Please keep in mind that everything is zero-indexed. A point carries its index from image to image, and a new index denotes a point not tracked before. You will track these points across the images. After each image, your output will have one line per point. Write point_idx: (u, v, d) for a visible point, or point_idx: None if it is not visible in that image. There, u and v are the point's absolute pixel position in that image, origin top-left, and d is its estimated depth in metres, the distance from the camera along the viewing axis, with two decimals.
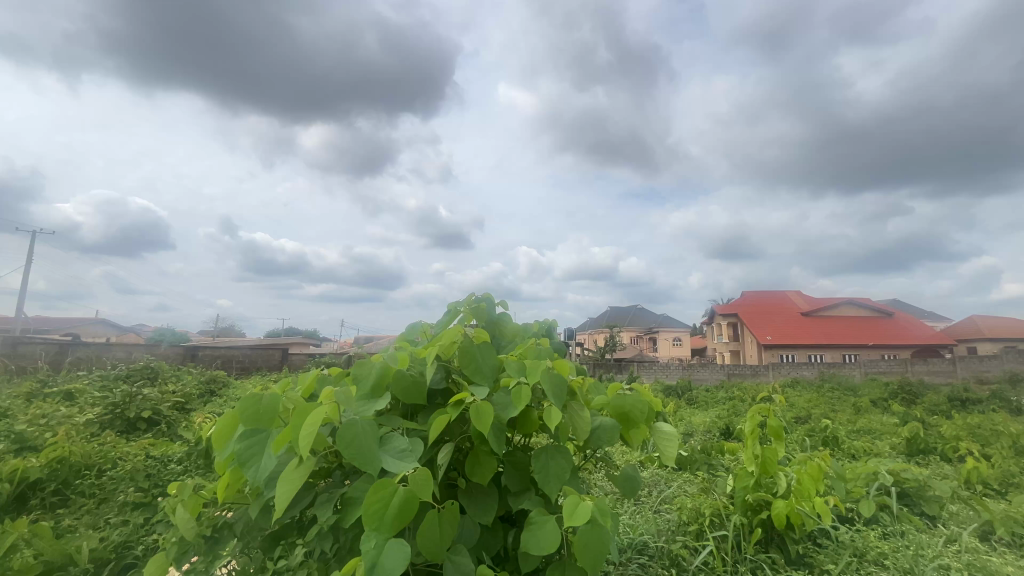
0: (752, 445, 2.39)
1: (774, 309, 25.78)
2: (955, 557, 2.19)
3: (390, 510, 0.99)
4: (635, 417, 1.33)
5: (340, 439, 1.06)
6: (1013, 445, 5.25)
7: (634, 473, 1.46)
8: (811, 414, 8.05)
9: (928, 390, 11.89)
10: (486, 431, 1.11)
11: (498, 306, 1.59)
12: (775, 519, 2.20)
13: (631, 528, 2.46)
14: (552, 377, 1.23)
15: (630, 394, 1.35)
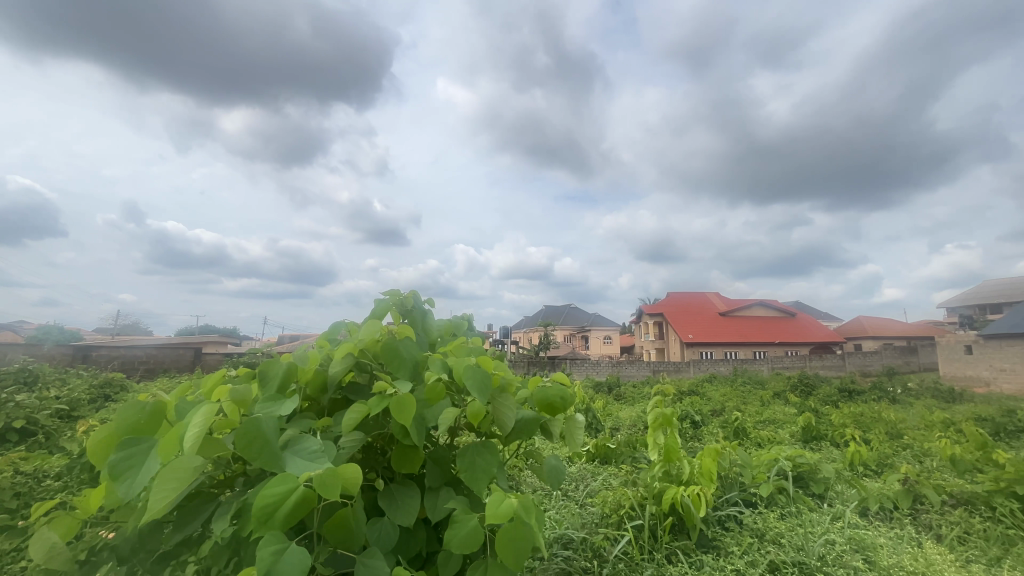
0: (657, 435, 2.66)
1: (694, 309, 27.57)
2: (838, 532, 2.43)
3: (285, 508, 0.93)
4: (559, 406, 1.36)
5: (242, 440, 0.98)
6: (887, 431, 6.00)
7: (558, 465, 1.49)
8: (725, 407, 8.72)
9: (822, 383, 13.30)
10: (408, 424, 1.07)
11: (423, 302, 1.55)
12: (667, 505, 2.36)
13: (557, 522, 2.49)
14: (477, 372, 1.21)
15: (554, 385, 1.38)
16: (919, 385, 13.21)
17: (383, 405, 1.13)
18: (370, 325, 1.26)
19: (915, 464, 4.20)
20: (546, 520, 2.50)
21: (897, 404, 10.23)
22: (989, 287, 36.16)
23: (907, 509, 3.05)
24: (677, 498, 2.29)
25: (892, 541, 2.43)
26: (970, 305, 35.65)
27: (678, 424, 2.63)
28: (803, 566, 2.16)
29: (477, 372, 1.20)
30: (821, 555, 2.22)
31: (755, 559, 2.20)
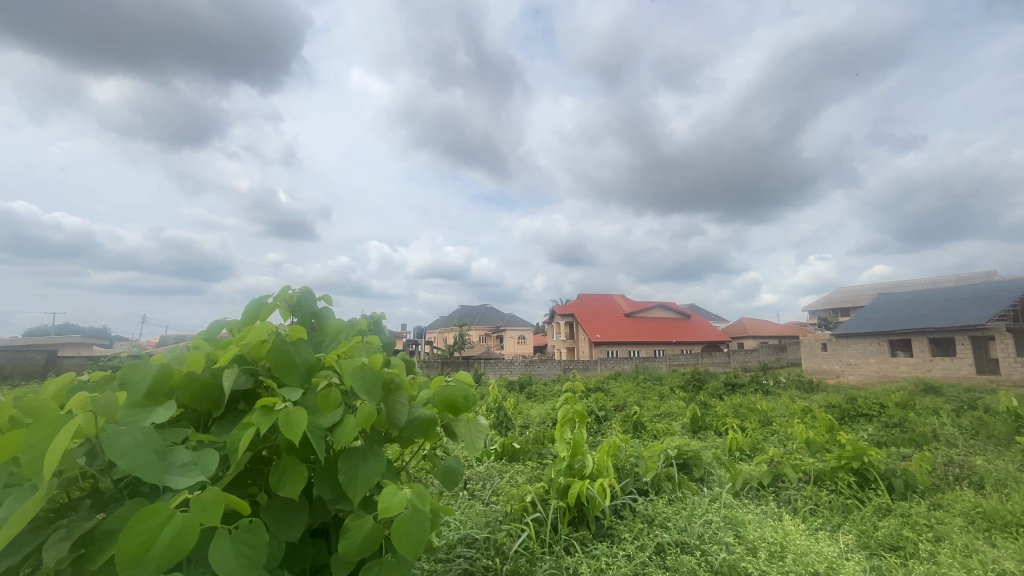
0: (564, 430, 2.78)
1: (602, 311, 29.14)
2: (716, 512, 2.70)
3: (159, 543, 0.82)
4: (461, 406, 1.34)
5: (103, 460, 0.86)
6: (759, 419, 6.79)
7: (457, 464, 1.47)
8: (627, 402, 9.29)
9: (709, 378, 14.74)
10: (295, 437, 1.00)
11: (318, 300, 1.45)
12: (570, 497, 2.46)
13: (461, 523, 2.49)
14: (372, 375, 1.16)
15: (454, 385, 1.37)
16: (787, 378, 15.14)
17: (269, 415, 1.04)
18: (255, 326, 1.15)
19: (780, 448, 4.81)
20: (450, 522, 2.48)
21: (769, 395, 11.64)
22: (840, 295, 42.38)
23: (772, 488, 3.47)
24: (580, 492, 2.40)
25: (758, 517, 2.73)
26: (827, 308, 41.58)
27: (587, 420, 2.73)
28: (685, 545, 2.37)
29: (370, 374, 1.16)
30: (701, 534, 2.45)
31: (645, 544, 2.36)
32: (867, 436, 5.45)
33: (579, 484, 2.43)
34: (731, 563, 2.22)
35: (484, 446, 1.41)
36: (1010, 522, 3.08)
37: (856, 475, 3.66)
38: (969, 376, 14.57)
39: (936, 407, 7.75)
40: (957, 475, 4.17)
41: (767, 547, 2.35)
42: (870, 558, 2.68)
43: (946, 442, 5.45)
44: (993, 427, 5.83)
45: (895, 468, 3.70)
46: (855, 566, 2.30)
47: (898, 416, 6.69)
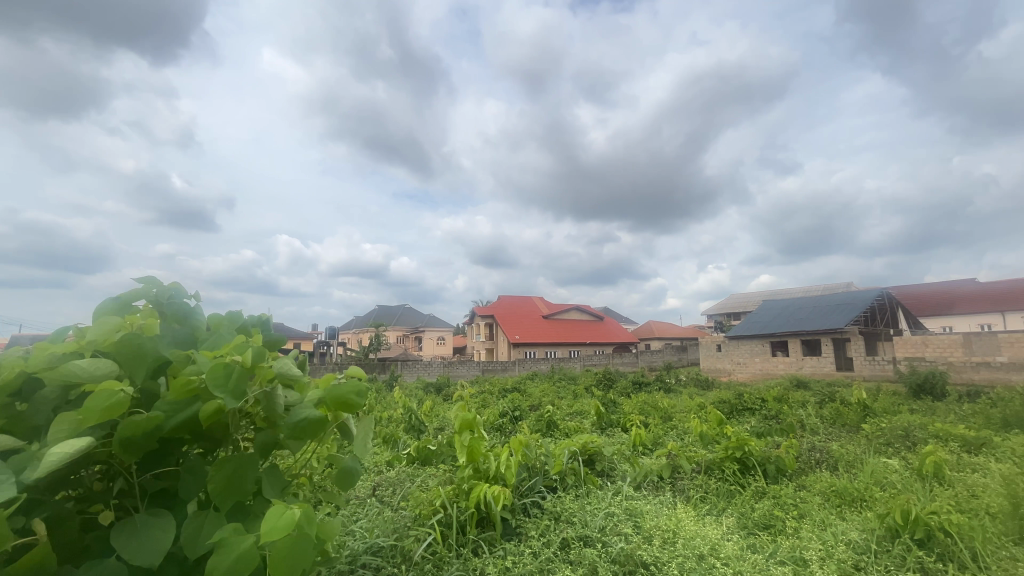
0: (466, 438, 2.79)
1: (521, 313, 29.67)
2: (618, 505, 2.86)
3: None
4: (353, 404, 1.20)
5: None
6: (661, 415, 7.32)
7: (352, 467, 1.37)
8: (541, 402, 9.55)
9: (619, 377, 15.61)
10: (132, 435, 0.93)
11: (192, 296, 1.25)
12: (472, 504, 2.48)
13: (367, 529, 2.38)
14: (233, 371, 1.00)
15: (345, 382, 1.23)
16: (686, 376, 16.49)
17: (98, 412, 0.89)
18: (101, 321, 1.00)
19: (678, 441, 5.21)
20: (355, 530, 2.36)
21: (670, 393, 12.59)
22: (732, 300, 47.00)
23: (669, 479, 3.75)
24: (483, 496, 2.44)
25: (655, 507, 2.93)
26: (721, 312, 45.95)
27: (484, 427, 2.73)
28: (587, 539, 2.48)
29: (236, 368, 1.00)
30: (602, 527, 2.58)
31: (551, 540, 2.45)
32: (750, 427, 6.09)
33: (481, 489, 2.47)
34: (628, 552, 2.36)
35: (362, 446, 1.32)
36: (856, 497, 3.61)
37: (739, 462, 4.06)
38: (831, 373, 16.87)
39: (805, 400, 8.87)
40: (818, 459, 4.81)
41: (660, 534, 2.53)
42: (747, 537, 2.99)
43: (811, 430, 6.24)
44: (846, 417, 6.80)
45: (769, 454, 4.18)
46: (733, 545, 2.55)
47: (774, 408, 7.57)
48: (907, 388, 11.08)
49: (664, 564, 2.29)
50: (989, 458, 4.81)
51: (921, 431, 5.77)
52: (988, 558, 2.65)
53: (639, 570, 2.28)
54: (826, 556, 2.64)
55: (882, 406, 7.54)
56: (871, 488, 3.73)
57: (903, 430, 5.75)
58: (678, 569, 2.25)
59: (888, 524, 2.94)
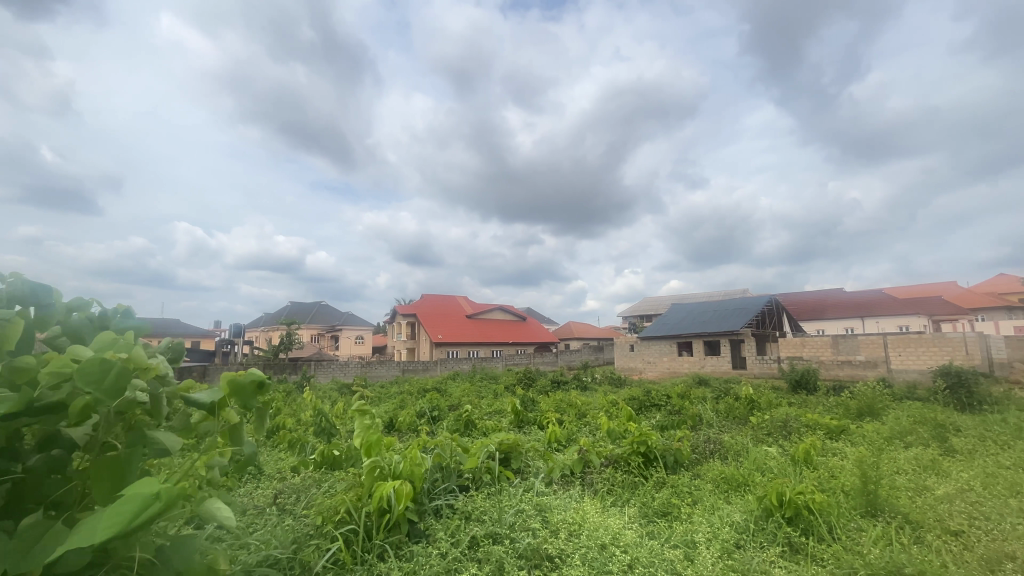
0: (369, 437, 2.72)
1: (444, 312, 29.32)
2: (528, 501, 2.93)
3: None
4: (253, 393, 1.13)
5: None
6: (575, 413, 7.60)
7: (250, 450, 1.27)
8: (461, 401, 9.50)
9: (539, 376, 15.96)
10: None
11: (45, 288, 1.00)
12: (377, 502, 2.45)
13: (264, 538, 2.23)
14: (113, 367, 0.85)
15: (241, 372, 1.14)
16: (601, 375, 17.26)
17: None
18: None
19: (589, 437, 5.45)
20: (253, 540, 2.20)
21: (586, 391, 13.12)
22: (645, 303, 50.04)
23: (579, 474, 3.91)
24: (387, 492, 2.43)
25: (563, 501, 3.04)
26: (635, 314, 48.77)
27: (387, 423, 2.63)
28: (496, 536, 2.52)
29: (117, 365, 0.85)
30: (511, 523, 2.63)
31: (460, 539, 2.46)
32: (655, 422, 6.52)
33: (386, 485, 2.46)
34: (535, 547, 2.44)
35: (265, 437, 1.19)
36: (741, 482, 4.01)
37: (643, 455, 4.33)
38: (727, 371, 18.56)
39: (704, 396, 9.68)
40: (712, 450, 5.27)
41: (566, 527, 2.64)
42: (647, 524, 3.20)
43: (707, 423, 6.83)
44: (737, 410, 7.52)
45: (670, 446, 4.50)
46: (633, 533, 2.72)
47: (676, 404, 8.18)
48: (788, 383, 12.49)
49: (568, 556, 2.40)
50: (847, 444, 5.57)
51: (796, 422, 6.54)
52: (840, 530, 3.07)
53: (544, 563, 2.37)
54: (712, 537, 2.90)
55: (766, 400, 8.44)
56: (753, 474, 4.17)
57: (782, 421, 6.47)
58: (582, 559, 2.38)
59: (765, 505, 3.30)
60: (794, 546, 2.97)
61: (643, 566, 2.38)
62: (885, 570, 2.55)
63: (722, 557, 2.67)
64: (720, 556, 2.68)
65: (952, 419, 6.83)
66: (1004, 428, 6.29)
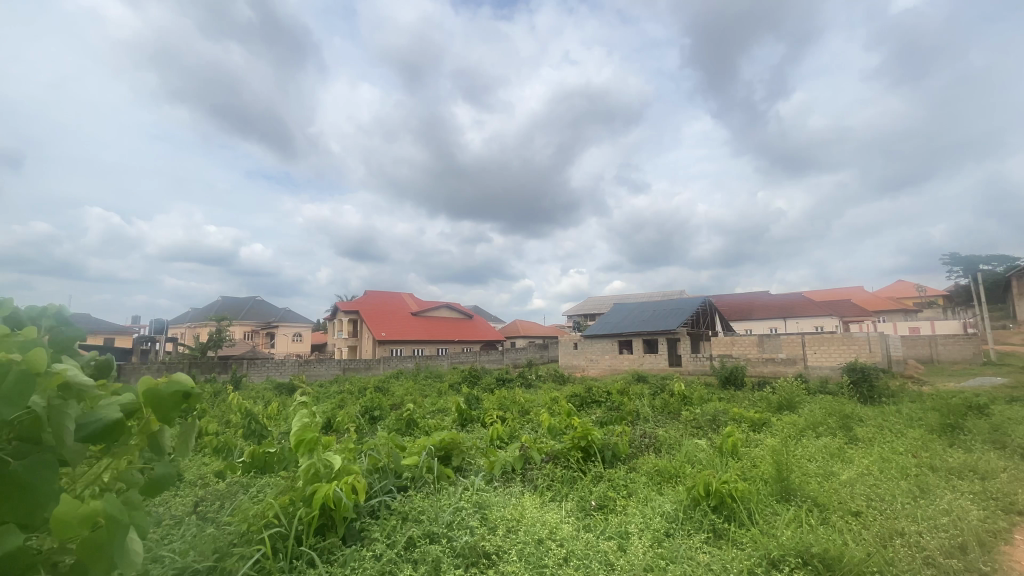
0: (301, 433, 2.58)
1: (388, 309, 28.59)
2: (468, 499, 2.93)
3: None
4: (178, 403, 1.06)
5: None
6: (518, 410, 7.67)
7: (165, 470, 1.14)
8: (404, 400, 9.31)
9: (484, 374, 15.95)
10: None
11: None
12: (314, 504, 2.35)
13: (184, 546, 2.09)
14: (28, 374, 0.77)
15: (165, 381, 1.07)
16: (546, 372, 17.53)
17: None
18: None
19: (531, 434, 5.52)
20: (170, 548, 2.06)
21: (531, 389, 13.26)
22: (590, 302, 51.37)
23: (519, 470, 3.95)
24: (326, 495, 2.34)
25: (502, 498, 3.06)
26: (579, 313, 49.99)
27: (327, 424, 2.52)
28: (433, 535, 2.51)
29: (25, 371, 0.77)
30: (449, 522, 2.63)
31: (396, 540, 2.43)
32: (596, 418, 6.71)
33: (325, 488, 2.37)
34: (472, 544, 2.45)
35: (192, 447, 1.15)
36: (673, 473, 4.22)
37: (583, 450, 4.44)
38: (664, 368, 19.44)
39: (642, 392, 10.07)
40: (647, 443, 5.50)
41: (504, 524, 2.67)
42: (583, 517, 3.29)
43: (644, 418, 7.13)
44: (672, 405, 7.90)
45: (608, 441, 4.65)
46: (569, 527, 2.78)
47: (616, 400, 8.46)
48: (718, 379, 13.26)
49: (505, 552, 2.43)
50: (767, 435, 6.02)
51: (724, 416, 6.97)
52: (758, 515, 3.31)
53: (481, 560, 2.38)
54: (644, 528, 3.03)
55: (697, 396, 8.92)
56: (684, 466, 4.40)
57: (711, 415, 6.87)
58: (518, 555, 2.41)
59: (693, 495, 3.48)
60: (718, 532, 3.17)
61: (578, 559, 2.45)
62: (795, 550, 2.78)
63: (653, 547, 2.79)
64: (651, 545, 2.80)
65: (856, 411, 7.56)
66: (898, 418, 7.04)
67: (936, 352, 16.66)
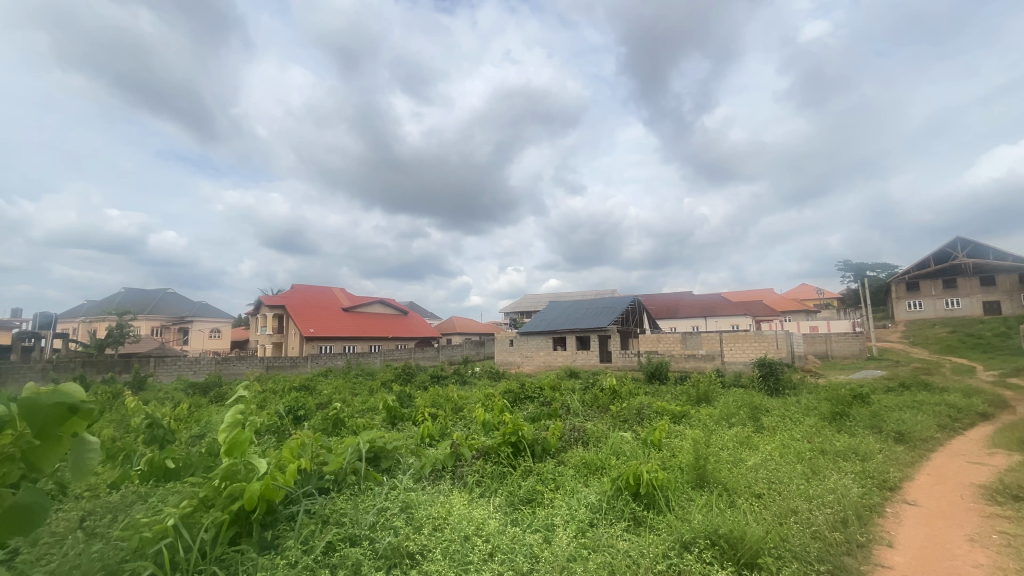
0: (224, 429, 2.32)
1: (317, 304, 27.24)
2: (394, 499, 2.88)
3: None
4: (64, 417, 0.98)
5: None
6: (451, 407, 7.61)
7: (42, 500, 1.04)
8: (333, 399, 8.92)
9: (419, 372, 15.65)
10: None
11: None
12: (251, 500, 2.28)
13: (69, 561, 1.90)
14: None
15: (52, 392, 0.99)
16: (481, 369, 17.55)
17: None
18: None
19: (463, 430, 5.48)
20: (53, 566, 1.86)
21: (466, 386, 13.22)
22: (526, 299, 52.04)
23: (450, 468, 3.93)
24: (263, 491, 2.27)
25: (430, 497, 3.03)
26: (516, 310, 50.51)
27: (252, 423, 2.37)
28: (354, 538, 2.46)
29: None
30: (372, 523, 2.58)
31: (313, 545, 2.34)
32: (528, 413, 6.80)
33: (260, 485, 2.29)
34: (395, 546, 2.42)
35: (91, 473, 1.07)
36: (599, 465, 4.38)
37: (513, 446, 4.49)
38: (595, 364, 20.17)
39: (573, 387, 10.36)
40: (576, 437, 5.68)
41: (430, 523, 2.64)
42: (511, 512, 3.34)
43: (574, 413, 7.34)
44: (601, 399, 8.20)
45: (539, 436, 4.73)
46: (496, 522, 2.81)
47: (548, 395, 8.63)
48: (645, 374, 13.94)
49: (430, 551, 2.41)
50: (687, 426, 6.43)
51: (649, 409, 7.35)
52: (674, 502, 3.52)
53: (404, 561, 2.36)
54: (569, 519, 3.12)
55: (626, 390, 9.33)
56: (609, 458, 4.58)
57: (637, 408, 7.21)
58: (443, 553, 2.39)
59: (617, 485, 3.64)
60: (638, 519, 3.34)
61: (503, 553, 2.48)
62: (704, 532, 2.99)
63: (577, 537, 2.88)
64: (574, 535, 2.89)
65: (764, 402, 8.26)
66: (798, 407, 7.81)
67: (831, 348, 18.61)
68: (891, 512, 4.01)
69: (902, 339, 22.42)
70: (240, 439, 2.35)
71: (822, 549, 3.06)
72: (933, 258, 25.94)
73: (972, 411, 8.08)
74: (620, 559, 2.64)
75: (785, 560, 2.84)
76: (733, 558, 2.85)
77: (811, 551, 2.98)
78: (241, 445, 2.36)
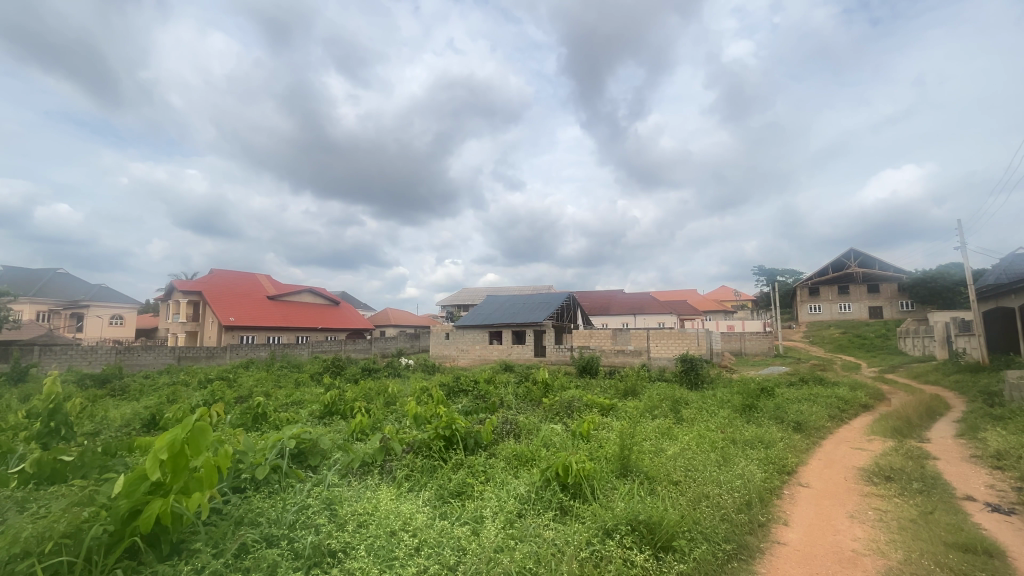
0: (163, 443, 2.05)
1: (238, 291, 25.33)
2: (315, 497, 2.77)
3: None
4: None
5: None
6: (382, 400, 7.46)
7: None
8: (253, 392, 8.37)
9: (349, 364, 15.04)
10: None
11: None
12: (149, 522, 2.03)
13: None
14: None
15: None
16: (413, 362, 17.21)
17: None
18: None
19: (395, 424, 5.37)
20: None
21: (398, 379, 12.92)
22: (466, 293, 51.70)
23: (379, 463, 3.83)
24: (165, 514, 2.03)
25: (356, 493, 2.95)
26: (454, 304, 50.05)
27: (192, 424, 2.14)
28: (271, 539, 2.35)
29: None
30: (291, 522, 2.50)
31: (225, 549, 2.20)
32: (462, 406, 6.80)
33: (163, 506, 2.04)
34: (316, 544, 2.33)
35: None
36: (529, 457, 4.47)
37: (445, 440, 4.44)
38: (529, 359, 20.36)
39: (507, 381, 10.44)
40: (508, 429, 5.75)
41: (355, 519, 2.58)
42: (440, 506, 3.30)
43: (508, 405, 7.42)
44: (533, 393, 8.32)
45: (472, 429, 4.72)
46: (425, 517, 2.78)
47: (483, 388, 8.67)
48: (576, 368, 14.32)
49: (353, 549, 2.35)
50: (614, 419, 6.74)
51: (578, 402, 7.57)
52: (600, 492, 3.66)
53: (325, 559, 2.27)
54: (498, 511, 3.15)
55: (558, 383, 9.52)
56: (539, 450, 4.68)
57: (568, 401, 7.46)
58: (367, 550, 2.34)
59: (546, 476, 3.71)
60: (564, 509, 3.45)
61: (430, 548, 2.48)
62: (626, 519, 3.13)
63: (504, 528, 2.92)
64: (502, 526, 2.92)
65: (684, 395, 8.80)
66: (713, 400, 8.39)
67: (744, 345, 20.23)
68: (788, 493, 4.45)
69: (804, 338, 24.82)
70: (182, 451, 2.12)
71: (730, 530, 3.34)
72: (831, 267, 28.74)
73: (856, 402, 9.14)
74: (545, 548, 2.70)
75: (696, 541, 3.07)
76: (651, 542, 3.02)
77: (719, 532, 3.23)
78: (185, 457, 2.13)
